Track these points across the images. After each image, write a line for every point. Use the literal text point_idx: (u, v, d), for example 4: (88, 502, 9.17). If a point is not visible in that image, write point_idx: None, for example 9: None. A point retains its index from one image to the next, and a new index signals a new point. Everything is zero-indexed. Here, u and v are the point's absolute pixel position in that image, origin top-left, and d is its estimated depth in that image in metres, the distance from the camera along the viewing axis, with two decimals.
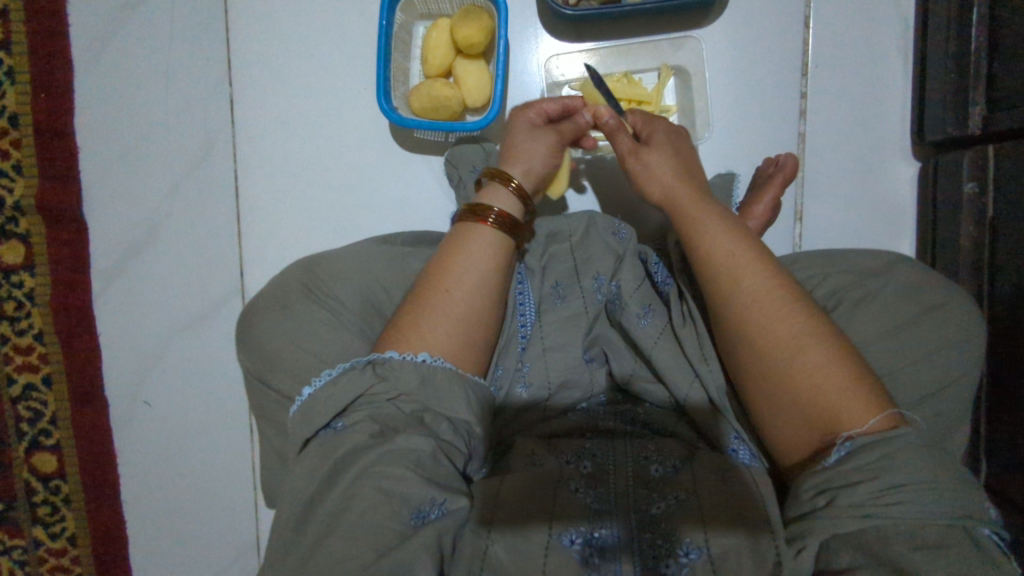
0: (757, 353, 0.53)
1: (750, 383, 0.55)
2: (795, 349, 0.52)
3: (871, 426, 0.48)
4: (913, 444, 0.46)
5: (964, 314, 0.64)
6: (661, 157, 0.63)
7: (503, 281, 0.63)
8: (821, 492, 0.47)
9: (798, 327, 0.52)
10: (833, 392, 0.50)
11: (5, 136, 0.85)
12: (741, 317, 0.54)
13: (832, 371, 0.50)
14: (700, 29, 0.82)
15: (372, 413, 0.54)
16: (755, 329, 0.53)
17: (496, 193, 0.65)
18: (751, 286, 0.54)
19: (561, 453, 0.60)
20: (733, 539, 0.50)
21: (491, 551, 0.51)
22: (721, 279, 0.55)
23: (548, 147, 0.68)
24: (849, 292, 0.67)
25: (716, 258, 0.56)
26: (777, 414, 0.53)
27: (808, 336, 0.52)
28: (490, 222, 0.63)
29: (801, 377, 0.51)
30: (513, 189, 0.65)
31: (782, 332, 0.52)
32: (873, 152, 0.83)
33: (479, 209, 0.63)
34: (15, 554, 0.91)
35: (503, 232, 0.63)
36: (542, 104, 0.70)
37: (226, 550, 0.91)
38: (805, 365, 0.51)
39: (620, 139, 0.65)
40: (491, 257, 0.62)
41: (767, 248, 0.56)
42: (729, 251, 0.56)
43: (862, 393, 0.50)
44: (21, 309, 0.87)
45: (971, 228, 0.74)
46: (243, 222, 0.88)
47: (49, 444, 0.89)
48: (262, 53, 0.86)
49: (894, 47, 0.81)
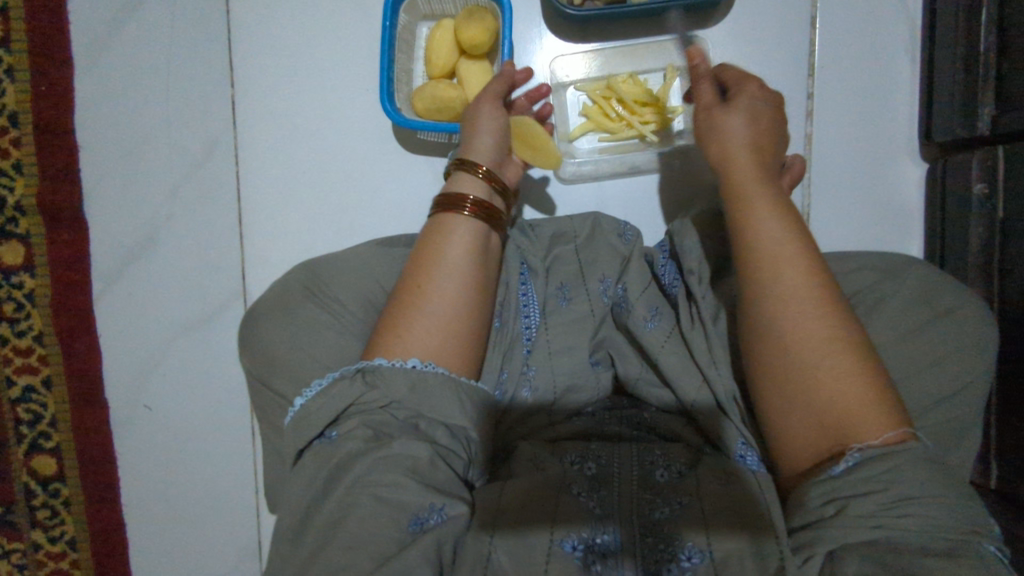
0: (780, 353, 0.52)
1: (768, 385, 0.53)
2: (820, 352, 0.50)
3: (884, 438, 0.47)
4: (920, 459, 0.46)
5: (976, 319, 0.63)
6: (737, 122, 0.60)
7: (485, 281, 0.62)
8: (830, 500, 0.46)
9: (826, 332, 0.51)
10: (852, 399, 0.49)
11: (5, 135, 0.84)
12: (771, 316, 0.53)
13: (853, 381, 0.49)
14: (705, 30, 0.82)
15: (364, 420, 0.53)
16: (790, 322, 0.52)
17: (463, 180, 0.64)
18: (793, 278, 0.53)
19: (565, 455, 0.60)
20: (736, 545, 0.49)
21: (494, 557, 0.49)
22: (757, 265, 0.54)
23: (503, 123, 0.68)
24: (861, 296, 0.66)
25: (748, 244, 0.55)
26: (792, 421, 0.51)
27: (841, 342, 0.51)
28: (463, 211, 0.62)
29: (823, 380, 0.50)
30: (481, 173, 0.64)
31: (813, 329, 0.51)
32: (882, 153, 0.82)
33: (451, 198, 0.63)
34: (15, 557, 0.90)
35: (478, 220, 0.63)
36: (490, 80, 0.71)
37: (228, 556, 0.90)
38: (829, 368, 0.50)
39: (702, 90, 0.65)
40: (473, 253, 0.61)
41: (812, 239, 0.55)
42: (775, 238, 0.55)
43: (880, 408, 0.48)
44: (20, 310, 0.87)
45: (981, 230, 0.74)
46: (245, 224, 0.87)
47: (49, 447, 0.89)
48: (264, 54, 0.85)
49: (903, 45, 0.80)
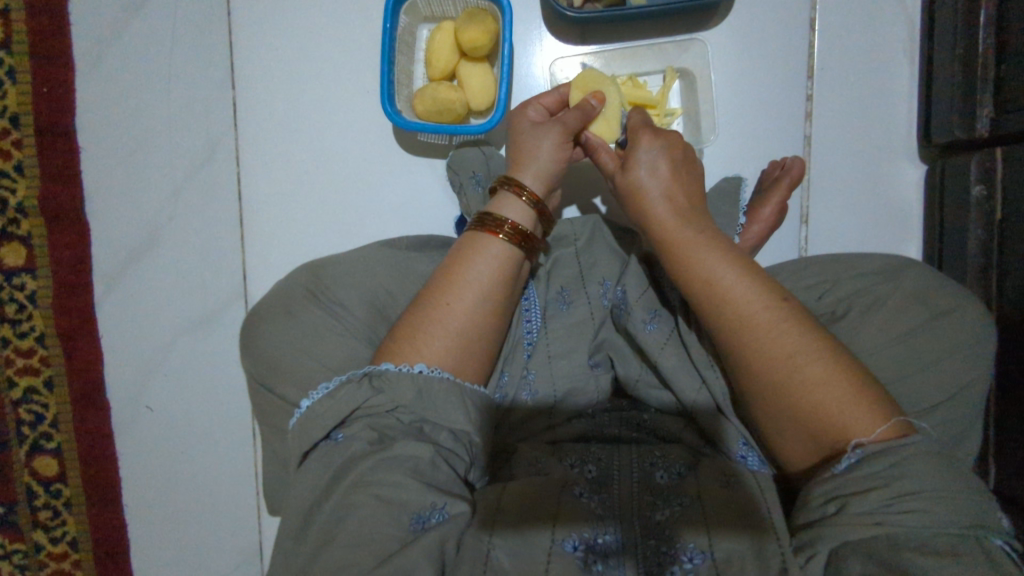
0: (751, 375, 0.53)
1: (752, 403, 0.54)
2: (792, 370, 0.50)
3: (879, 433, 0.48)
4: (922, 454, 0.46)
5: (976, 320, 0.63)
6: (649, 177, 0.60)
7: (508, 299, 0.62)
8: (831, 499, 0.47)
9: (788, 351, 0.51)
10: (834, 407, 0.49)
11: (6, 136, 0.85)
12: (732, 344, 0.53)
13: (834, 387, 0.49)
14: (705, 32, 0.82)
15: (371, 422, 0.53)
16: (751, 350, 0.52)
17: (507, 203, 0.63)
18: (744, 305, 0.52)
19: (566, 458, 0.60)
20: (738, 545, 0.49)
21: (494, 554, 0.49)
22: (705, 305, 0.54)
23: (554, 142, 0.65)
24: (858, 299, 0.66)
25: (691, 286, 0.55)
26: (782, 432, 0.52)
27: (806, 354, 0.50)
28: (500, 234, 0.61)
29: (801, 396, 0.50)
30: (525, 198, 0.63)
31: (775, 354, 0.51)
32: (881, 154, 0.82)
33: (489, 220, 0.62)
34: (17, 558, 0.90)
35: (513, 243, 0.61)
36: (540, 102, 0.70)
37: (228, 558, 0.90)
38: (803, 383, 0.50)
39: (601, 157, 0.65)
40: (499, 272, 0.61)
41: (752, 263, 0.55)
42: (716, 275, 0.54)
43: (863, 405, 0.49)
44: (22, 311, 0.87)
45: (980, 231, 0.74)
46: (246, 225, 0.87)
47: (50, 447, 0.89)
48: (264, 56, 0.86)
49: (901, 47, 0.81)
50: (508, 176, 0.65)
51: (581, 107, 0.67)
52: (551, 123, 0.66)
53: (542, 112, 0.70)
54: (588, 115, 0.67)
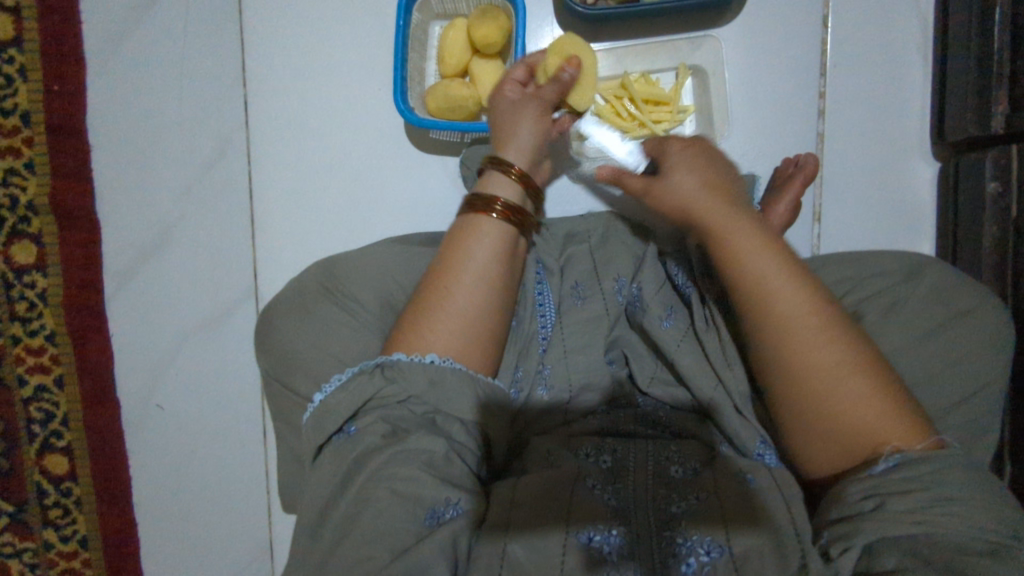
0: (790, 381, 0.52)
1: (786, 408, 0.53)
2: (837, 379, 0.50)
3: (917, 448, 0.48)
4: (961, 464, 0.47)
5: (994, 318, 0.63)
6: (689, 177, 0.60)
7: (509, 283, 0.61)
8: (869, 496, 0.47)
9: (836, 360, 0.50)
10: (878, 419, 0.49)
11: (16, 134, 0.84)
12: (777, 347, 0.52)
13: (878, 399, 0.49)
14: (718, 29, 0.82)
15: (383, 415, 0.53)
16: (800, 356, 0.51)
17: (494, 181, 0.63)
18: (791, 308, 0.52)
19: (580, 449, 0.59)
20: (755, 540, 0.49)
21: (509, 552, 0.48)
22: (753, 305, 0.53)
23: (534, 121, 0.66)
24: (877, 299, 0.66)
25: (741, 284, 0.54)
26: (815, 440, 0.52)
27: (854, 364, 0.50)
28: (492, 214, 0.61)
29: (844, 405, 0.50)
30: (513, 174, 0.63)
31: (824, 362, 0.50)
32: (894, 151, 0.82)
33: (479, 203, 0.62)
34: (26, 556, 0.90)
35: (507, 220, 0.62)
36: (513, 74, 0.68)
37: (240, 555, 0.90)
38: (848, 394, 0.50)
39: (626, 181, 0.66)
40: (497, 255, 0.60)
41: (801, 262, 0.55)
42: (767, 271, 0.53)
43: (903, 419, 0.49)
44: (32, 309, 0.86)
45: (994, 228, 0.74)
46: (257, 223, 0.87)
47: (61, 446, 0.88)
48: (276, 54, 0.86)
49: (915, 44, 0.80)
50: (494, 154, 0.65)
51: (558, 78, 0.66)
52: (529, 99, 0.66)
53: (518, 85, 0.68)
54: (566, 86, 0.66)
